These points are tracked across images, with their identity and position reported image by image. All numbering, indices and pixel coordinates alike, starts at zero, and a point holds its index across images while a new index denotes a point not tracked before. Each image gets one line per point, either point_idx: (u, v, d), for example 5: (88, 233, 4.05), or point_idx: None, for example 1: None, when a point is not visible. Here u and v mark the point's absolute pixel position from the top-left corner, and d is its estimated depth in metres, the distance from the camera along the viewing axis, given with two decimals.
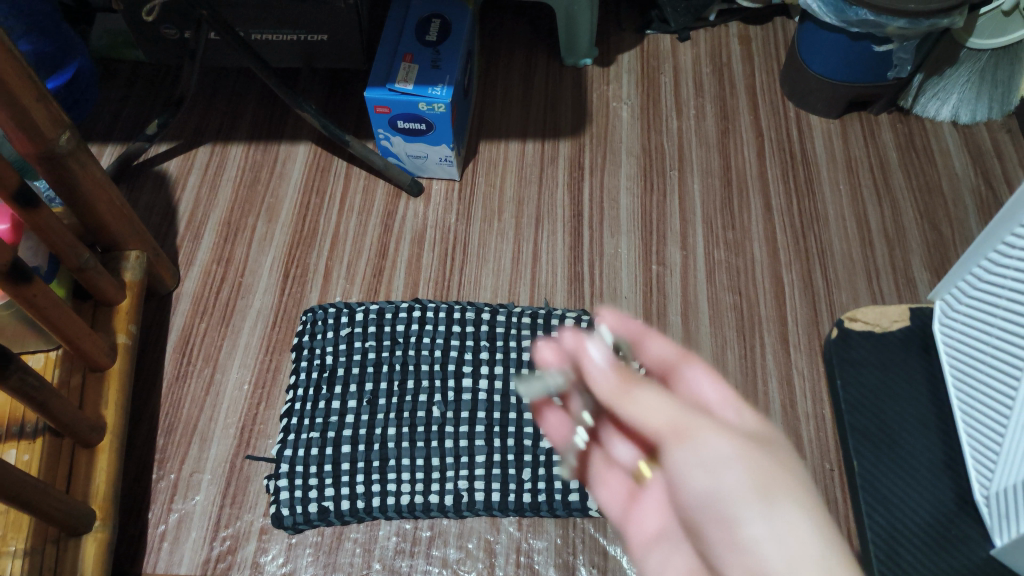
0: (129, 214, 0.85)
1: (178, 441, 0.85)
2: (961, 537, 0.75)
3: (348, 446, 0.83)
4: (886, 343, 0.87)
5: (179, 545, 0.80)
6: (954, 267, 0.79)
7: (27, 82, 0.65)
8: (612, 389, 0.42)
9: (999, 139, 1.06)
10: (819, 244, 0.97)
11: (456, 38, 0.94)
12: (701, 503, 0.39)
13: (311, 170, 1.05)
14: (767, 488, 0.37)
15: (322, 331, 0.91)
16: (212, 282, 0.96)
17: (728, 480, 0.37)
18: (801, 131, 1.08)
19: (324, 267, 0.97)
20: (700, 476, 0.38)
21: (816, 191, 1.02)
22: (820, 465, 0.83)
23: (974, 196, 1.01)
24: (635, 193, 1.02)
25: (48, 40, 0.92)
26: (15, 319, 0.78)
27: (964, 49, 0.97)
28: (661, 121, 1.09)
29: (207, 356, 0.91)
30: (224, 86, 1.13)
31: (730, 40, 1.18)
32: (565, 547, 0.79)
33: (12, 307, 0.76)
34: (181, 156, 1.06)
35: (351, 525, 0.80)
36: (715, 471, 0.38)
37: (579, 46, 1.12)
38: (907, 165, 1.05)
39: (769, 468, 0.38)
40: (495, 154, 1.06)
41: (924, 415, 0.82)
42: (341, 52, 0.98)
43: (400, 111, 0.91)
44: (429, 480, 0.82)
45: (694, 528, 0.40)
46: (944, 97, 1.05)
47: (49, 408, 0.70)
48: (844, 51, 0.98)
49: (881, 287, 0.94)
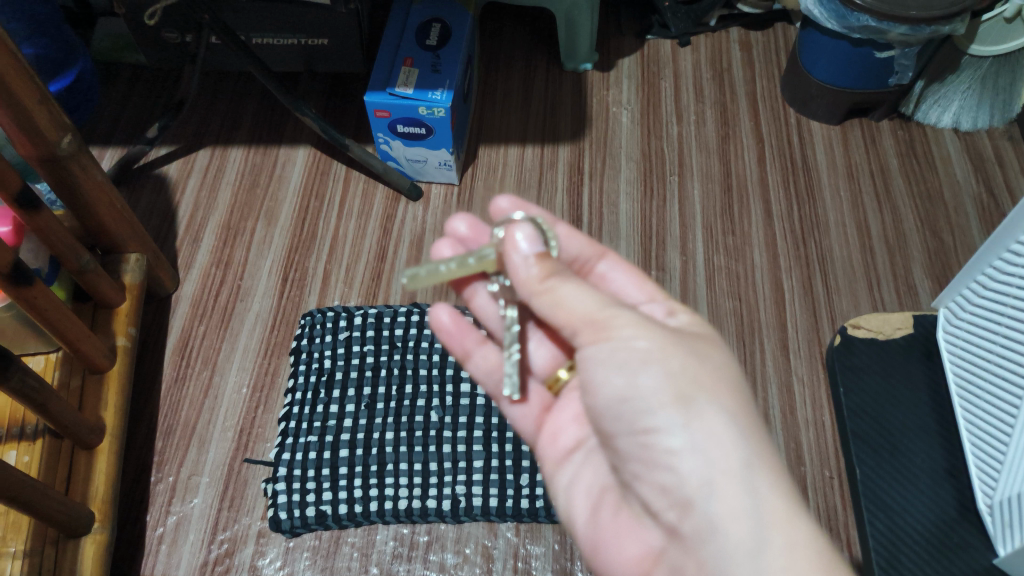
0: (129, 217, 0.85)
1: (177, 444, 0.85)
2: (962, 546, 0.74)
3: (345, 450, 0.83)
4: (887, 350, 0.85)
5: (177, 548, 0.79)
6: (961, 273, 0.79)
7: (30, 86, 0.65)
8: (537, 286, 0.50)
9: (1000, 146, 1.06)
10: (819, 250, 0.97)
11: (456, 43, 0.94)
12: (614, 403, 0.47)
13: (311, 173, 1.05)
14: (678, 396, 0.46)
15: (321, 335, 0.91)
16: (212, 285, 0.96)
17: (646, 385, 0.46)
18: (802, 137, 1.08)
19: (323, 271, 0.97)
20: (621, 374, 0.47)
21: (817, 197, 1.02)
22: (820, 472, 0.83)
23: (975, 203, 1.01)
24: (635, 198, 1.02)
25: (49, 43, 0.92)
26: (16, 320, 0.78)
27: (965, 55, 0.97)
28: (661, 126, 1.09)
29: (205, 358, 0.91)
30: (223, 90, 1.13)
31: (731, 46, 1.17)
32: (563, 553, 0.79)
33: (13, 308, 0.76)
34: (181, 159, 1.06)
35: (349, 530, 0.80)
36: (633, 374, 0.46)
37: (579, 51, 1.12)
38: (908, 172, 1.04)
39: (674, 370, 0.46)
40: (494, 159, 1.06)
41: (925, 424, 0.81)
42: (341, 56, 0.99)
43: (399, 115, 0.91)
44: (427, 484, 0.81)
45: (603, 421, 0.49)
46: (945, 104, 1.05)
47: (49, 410, 0.70)
48: (845, 57, 0.98)
49: (881, 293, 0.93)
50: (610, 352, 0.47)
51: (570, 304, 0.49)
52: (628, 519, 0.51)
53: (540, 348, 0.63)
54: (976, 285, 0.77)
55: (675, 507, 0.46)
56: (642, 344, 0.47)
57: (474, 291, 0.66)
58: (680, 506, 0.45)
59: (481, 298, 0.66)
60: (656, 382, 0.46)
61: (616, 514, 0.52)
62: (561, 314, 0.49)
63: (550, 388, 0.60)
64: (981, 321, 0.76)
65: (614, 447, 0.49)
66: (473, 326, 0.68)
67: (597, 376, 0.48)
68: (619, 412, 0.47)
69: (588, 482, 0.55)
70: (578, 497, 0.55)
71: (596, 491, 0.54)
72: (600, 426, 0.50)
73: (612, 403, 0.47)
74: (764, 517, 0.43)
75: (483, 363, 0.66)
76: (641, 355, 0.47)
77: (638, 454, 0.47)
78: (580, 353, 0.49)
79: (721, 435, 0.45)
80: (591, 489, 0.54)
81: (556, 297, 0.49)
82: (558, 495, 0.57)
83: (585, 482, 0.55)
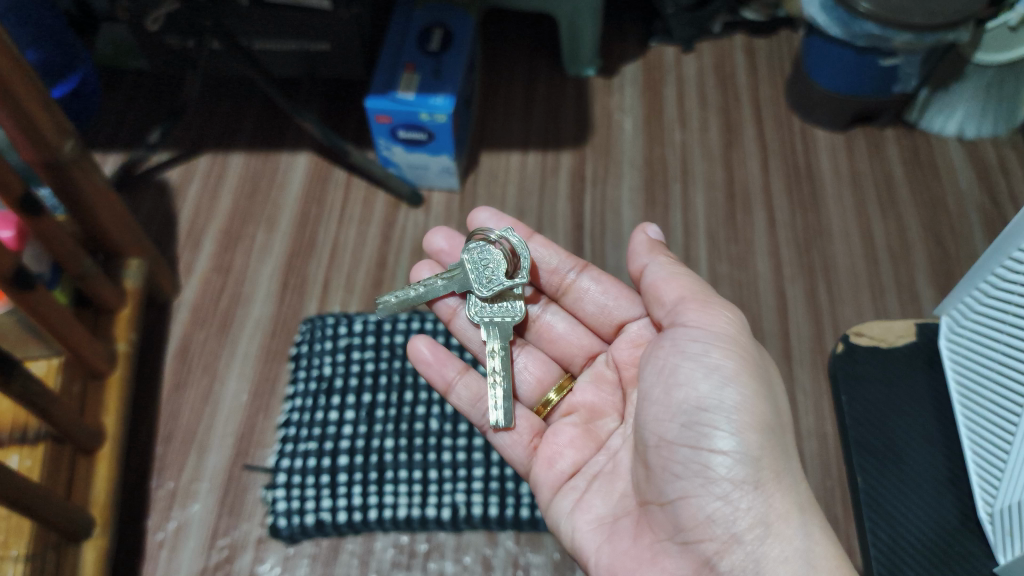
0: (131, 222, 0.85)
1: (177, 450, 0.85)
2: (963, 553, 0.74)
3: (344, 457, 0.82)
4: (885, 358, 0.85)
5: (177, 554, 0.79)
6: (964, 280, 0.78)
7: (34, 90, 0.65)
8: (661, 277, 0.61)
9: (1005, 154, 1.05)
10: (823, 259, 0.96)
11: (458, 49, 0.93)
12: (691, 409, 0.54)
13: (311, 180, 1.05)
14: (755, 422, 0.53)
15: (321, 341, 0.90)
16: (212, 291, 0.96)
17: (728, 396, 0.54)
18: (806, 144, 1.07)
19: (323, 278, 0.97)
20: (707, 381, 0.54)
21: (821, 204, 1.01)
22: (822, 484, 0.79)
23: (979, 211, 1.00)
24: (637, 206, 1.01)
25: (52, 49, 0.92)
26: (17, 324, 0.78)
27: (971, 63, 0.96)
28: (664, 133, 1.08)
29: (205, 364, 0.91)
30: (223, 97, 1.13)
31: (735, 53, 1.17)
32: (563, 562, 0.79)
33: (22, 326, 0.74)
34: (183, 165, 1.06)
35: (348, 537, 0.80)
36: (720, 383, 0.54)
37: (582, 57, 1.12)
38: (912, 180, 1.03)
39: (755, 396, 0.54)
40: (496, 166, 1.05)
41: (928, 432, 0.81)
42: (343, 60, 1.00)
43: (400, 120, 0.91)
44: (426, 493, 0.81)
45: (664, 429, 0.55)
46: (949, 112, 1.05)
47: (51, 415, 0.70)
48: (849, 64, 0.97)
49: (885, 302, 0.92)
50: (708, 349, 0.55)
51: (681, 293, 0.60)
52: (650, 540, 0.55)
53: (527, 371, 0.72)
54: (977, 293, 0.76)
55: (723, 537, 0.52)
56: (733, 361, 0.55)
57: (452, 313, 0.73)
58: (724, 540, 0.52)
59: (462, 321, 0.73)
60: (736, 403, 0.53)
61: (636, 534, 0.56)
62: (671, 298, 0.60)
63: (538, 411, 0.69)
64: (982, 329, 0.75)
65: (664, 462, 0.55)
66: (450, 355, 0.71)
67: (684, 373, 0.56)
68: (690, 425, 0.54)
69: (599, 510, 0.59)
70: (583, 524, 0.59)
71: (600, 521, 0.58)
72: (657, 437, 0.56)
73: (688, 413, 0.54)
74: (815, 550, 0.51)
75: (465, 391, 0.69)
76: (727, 370, 0.54)
77: (691, 475, 0.53)
78: (675, 331, 0.58)
79: (774, 470, 0.53)
80: (598, 517, 0.59)
81: (671, 285, 0.60)
82: (560, 521, 0.61)
83: (594, 509, 0.59)
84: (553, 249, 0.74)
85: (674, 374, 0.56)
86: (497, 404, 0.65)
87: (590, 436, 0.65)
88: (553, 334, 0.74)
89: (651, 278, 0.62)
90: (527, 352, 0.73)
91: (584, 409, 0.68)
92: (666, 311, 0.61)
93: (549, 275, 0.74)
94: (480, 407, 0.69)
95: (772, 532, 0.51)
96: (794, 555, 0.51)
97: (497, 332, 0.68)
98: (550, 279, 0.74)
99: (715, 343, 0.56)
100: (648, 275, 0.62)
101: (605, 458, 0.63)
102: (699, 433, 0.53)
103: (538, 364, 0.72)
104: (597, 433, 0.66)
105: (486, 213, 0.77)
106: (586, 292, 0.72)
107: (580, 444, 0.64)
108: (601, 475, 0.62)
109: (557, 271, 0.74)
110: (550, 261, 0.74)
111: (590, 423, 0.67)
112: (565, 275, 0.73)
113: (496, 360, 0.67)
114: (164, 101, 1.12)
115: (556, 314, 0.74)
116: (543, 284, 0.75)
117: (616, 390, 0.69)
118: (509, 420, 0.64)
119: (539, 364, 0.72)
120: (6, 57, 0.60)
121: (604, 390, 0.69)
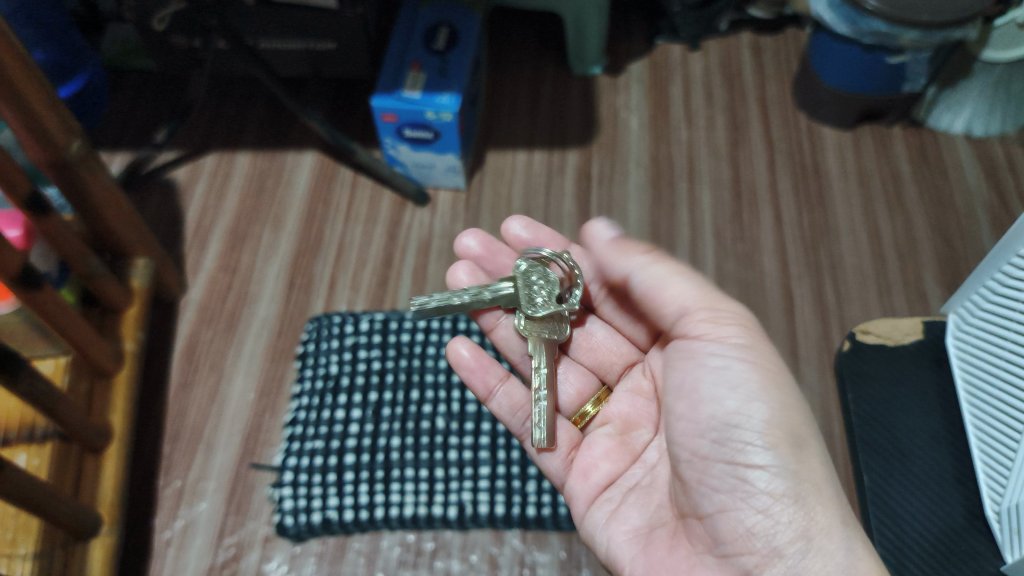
0: (137, 221, 0.85)
1: (184, 448, 0.85)
2: (971, 552, 0.74)
3: (351, 456, 0.82)
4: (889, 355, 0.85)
5: (184, 552, 0.79)
6: (971, 277, 0.77)
7: (40, 89, 0.65)
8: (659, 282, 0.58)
9: (1013, 152, 1.04)
10: (830, 257, 0.96)
11: (465, 47, 0.93)
12: (720, 425, 0.52)
13: (317, 179, 1.05)
14: (786, 434, 0.52)
15: (327, 340, 0.90)
16: (219, 290, 0.96)
17: (757, 411, 0.52)
18: (813, 142, 1.07)
19: (329, 276, 0.97)
20: (734, 396, 0.53)
21: (827, 202, 1.01)
22: None
23: (988, 210, 0.99)
24: (644, 204, 1.01)
25: (58, 49, 0.92)
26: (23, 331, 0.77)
27: (978, 61, 0.95)
28: (671, 131, 1.08)
29: (213, 363, 0.91)
30: (230, 96, 1.13)
31: (741, 50, 1.16)
32: (570, 561, 0.79)
33: (31, 327, 0.74)
34: (189, 165, 1.07)
35: (355, 535, 0.80)
36: (747, 398, 0.53)
37: (588, 56, 1.11)
38: (920, 178, 1.03)
39: (784, 408, 0.53)
40: (502, 164, 1.05)
41: (934, 431, 0.80)
42: (349, 60, 1.00)
43: (407, 119, 0.91)
44: (433, 491, 0.81)
45: (696, 445, 0.54)
46: (957, 110, 1.04)
47: (58, 414, 0.70)
48: (856, 61, 0.97)
49: (892, 301, 0.92)
50: (730, 363, 0.54)
51: (687, 298, 0.57)
52: (687, 553, 0.54)
53: (568, 383, 0.71)
54: (982, 293, 0.76)
55: (763, 551, 0.50)
56: (757, 376, 0.54)
57: (496, 323, 0.71)
58: (765, 553, 0.50)
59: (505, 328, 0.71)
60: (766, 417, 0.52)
61: (672, 546, 0.55)
62: (676, 304, 0.58)
63: (576, 421, 0.68)
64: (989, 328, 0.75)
65: (699, 477, 0.53)
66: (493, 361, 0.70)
67: (707, 388, 0.54)
68: (723, 441, 0.52)
69: (635, 521, 0.58)
70: (620, 535, 0.58)
71: (636, 533, 0.57)
72: (689, 453, 0.54)
73: (719, 429, 0.52)
74: (857, 566, 0.50)
75: (505, 399, 0.69)
76: (752, 385, 0.53)
77: (728, 491, 0.51)
78: (689, 345, 0.56)
79: (813, 482, 0.52)
80: (635, 529, 0.58)
81: (673, 290, 0.58)
82: (596, 533, 0.60)
83: (631, 521, 0.58)
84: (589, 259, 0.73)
85: (696, 389, 0.55)
86: (539, 426, 0.63)
87: (624, 448, 0.64)
88: (592, 343, 0.72)
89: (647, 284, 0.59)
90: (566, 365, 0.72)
91: (619, 419, 0.67)
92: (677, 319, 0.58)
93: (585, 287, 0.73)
94: (518, 418, 0.69)
95: (814, 546, 0.50)
96: (835, 570, 0.49)
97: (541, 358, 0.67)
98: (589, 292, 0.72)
99: (737, 356, 0.54)
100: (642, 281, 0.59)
101: (641, 470, 0.62)
102: (732, 450, 0.52)
103: (578, 376, 0.72)
104: (632, 444, 0.65)
105: (519, 222, 0.76)
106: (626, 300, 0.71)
107: (616, 456, 0.64)
108: (639, 487, 0.61)
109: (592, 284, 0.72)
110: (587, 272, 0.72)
111: (626, 435, 0.66)
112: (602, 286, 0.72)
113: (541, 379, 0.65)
114: (170, 98, 1.12)
115: (595, 323, 0.73)
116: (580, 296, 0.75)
117: (652, 399, 0.67)
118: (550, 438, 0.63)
119: (578, 376, 0.72)
120: (9, 54, 0.60)
121: (640, 401, 0.68)
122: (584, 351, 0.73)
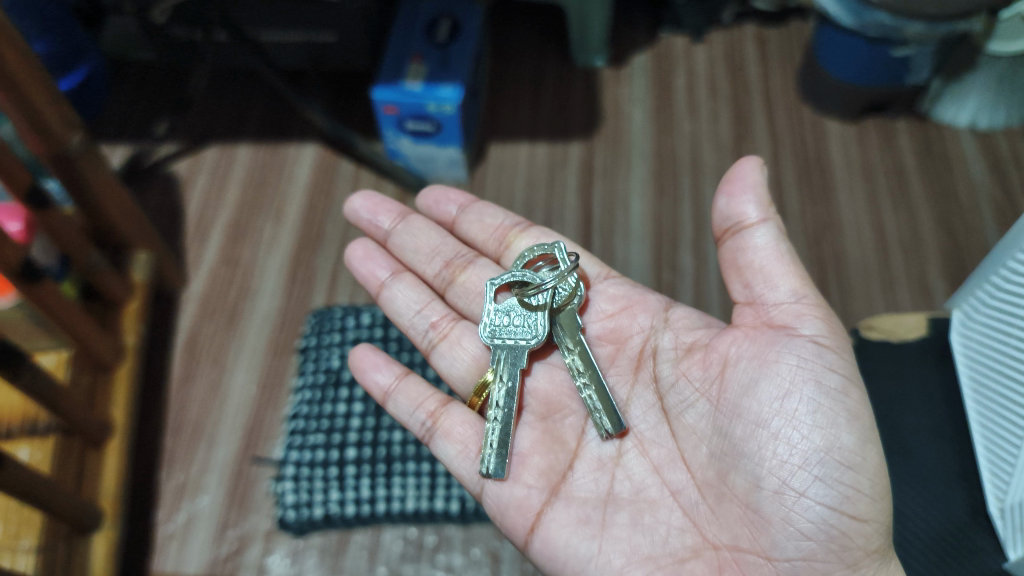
0: (138, 214, 0.85)
1: (186, 442, 0.85)
2: (974, 549, 0.62)
3: (353, 450, 0.82)
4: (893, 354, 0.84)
5: (187, 545, 0.79)
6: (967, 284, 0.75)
7: (40, 85, 0.65)
8: (769, 259, 0.53)
9: (1018, 145, 1.03)
10: (833, 251, 0.96)
11: (467, 39, 0.93)
12: (833, 465, 0.47)
13: (318, 172, 1.05)
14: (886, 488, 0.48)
15: (328, 334, 0.90)
16: (220, 284, 0.96)
17: (872, 454, 0.48)
18: (817, 134, 1.06)
19: (331, 270, 0.97)
20: (852, 431, 0.48)
21: (832, 195, 1.00)
22: None
23: (991, 204, 0.99)
24: (647, 198, 1.00)
25: (59, 41, 0.91)
26: (20, 334, 0.76)
27: (983, 54, 0.94)
28: (673, 123, 1.07)
29: (214, 357, 0.91)
30: (229, 88, 1.12)
31: (746, 42, 1.15)
32: None
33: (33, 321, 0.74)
34: (191, 157, 1.06)
35: (356, 529, 0.80)
36: (864, 439, 0.48)
37: (591, 46, 1.10)
38: (924, 172, 1.02)
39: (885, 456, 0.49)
40: (504, 157, 1.05)
41: None
42: (351, 54, 1.00)
43: (408, 111, 0.90)
44: (434, 485, 0.81)
45: (789, 476, 0.47)
46: (961, 104, 1.03)
47: (58, 407, 0.70)
48: (861, 54, 0.96)
49: (896, 295, 0.92)
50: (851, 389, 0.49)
51: (797, 288, 0.53)
52: None
53: (460, 357, 0.64)
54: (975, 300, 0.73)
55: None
56: (868, 411, 0.49)
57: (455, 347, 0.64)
58: None
59: (403, 240, 0.71)
60: (876, 467, 0.48)
61: None
62: (783, 291, 0.53)
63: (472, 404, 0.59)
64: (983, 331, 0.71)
65: (783, 512, 0.47)
66: (389, 361, 0.64)
67: (826, 413, 0.48)
68: (830, 481, 0.47)
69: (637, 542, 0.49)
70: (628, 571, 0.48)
71: (646, 566, 0.48)
72: (777, 482, 0.47)
73: (828, 467, 0.47)
74: None
75: (403, 399, 0.62)
76: (868, 424, 0.48)
77: (823, 539, 0.46)
78: (799, 344, 0.50)
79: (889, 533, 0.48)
80: (646, 561, 0.49)
81: (786, 274, 0.53)
82: (586, 569, 0.49)
83: (626, 540, 0.50)
84: (496, 210, 0.72)
85: (797, 406, 0.49)
86: (491, 449, 0.54)
87: (552, 438, 0.55)
88: (481, 289, 0.67)
89: (757, 255, 0.53)
90: (462, 328, 0.65)
91: (537, 401, 0.58)
92: (775, 306, 0.53)
93: (456, 251, 0.70)
94: (419, 414, 0.61)
95: None
96: None
97: (507, 356, 0.58)
98: (444, 266, 0.69)
99: (848, 381, 0.49)
100: (751, 245, 0.54)
101: (605, 473, 0.53)
102: (839, 494, 0.47)
103: (473, 342, 0.64)
104: (560, 432, 0.56)
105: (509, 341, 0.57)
106: (528, 241, 0.69)
107: (546, 447, 0.55)
108: (621, 500, 0.52)
109: (460, 253, 0.70)
110: (474, 235, 0.72)
111: (548, 420, 0.57)
112: (508, 229, 0.70)
113: (504, 359, 0.58)
114: (172, 92, 1.12)
115: (486, 265, 0.68)
116: (486, 246, 0.71)
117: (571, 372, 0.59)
118: (501, 470, 0.53)
119: (471, 340, 0.64)
120: (9, 46, 0.60)
121: (558, 376, 0.59)
122: (470, 301, 0.67)
